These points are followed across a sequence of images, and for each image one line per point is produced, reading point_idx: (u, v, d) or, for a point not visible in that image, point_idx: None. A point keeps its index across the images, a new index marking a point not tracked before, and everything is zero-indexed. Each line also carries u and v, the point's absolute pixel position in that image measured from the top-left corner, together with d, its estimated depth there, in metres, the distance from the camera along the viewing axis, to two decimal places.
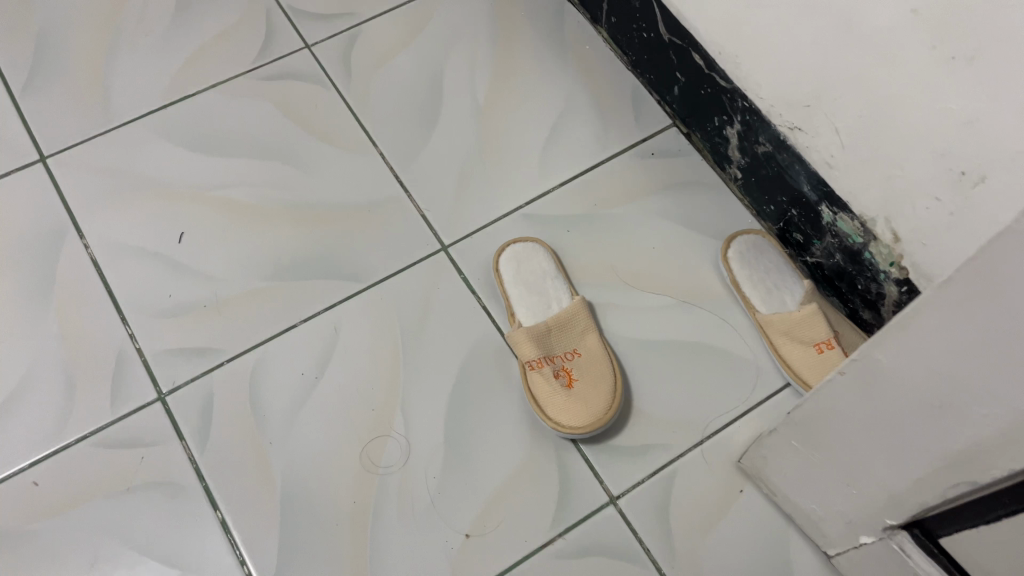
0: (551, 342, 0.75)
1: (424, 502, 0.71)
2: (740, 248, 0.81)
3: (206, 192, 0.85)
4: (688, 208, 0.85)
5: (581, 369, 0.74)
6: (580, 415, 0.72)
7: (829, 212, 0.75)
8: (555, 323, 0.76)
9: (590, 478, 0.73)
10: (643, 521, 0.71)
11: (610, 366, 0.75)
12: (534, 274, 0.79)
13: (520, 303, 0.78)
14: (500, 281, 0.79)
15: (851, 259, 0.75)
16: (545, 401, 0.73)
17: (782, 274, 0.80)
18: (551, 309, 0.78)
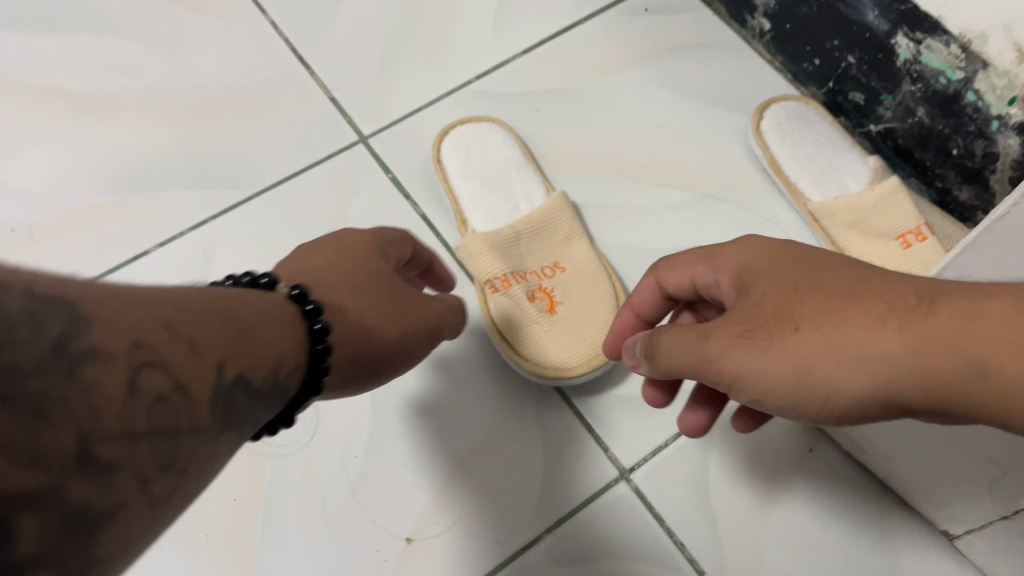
0: (521, 252, 0.52)
1: (340, 495, 0.48)
2: (777, 118, 0.58)
3: (21, 79, 0.60)
4: (699, 75, 0.62)
5: (566, 289, 0.51)
6: (568, 353, 0.49)
7: (907, 45, 0.51)
8: (526, 227, 0.52)
9: (590, 444, 0.50)
10: (671, 502, 0.48)
11: (608, 284, 0.52)
12: (491, 164, 0.56)
13: (472, 202, 0.54)
14: (443, 175, 0.55)
15: (943, 109, 0.52)
16: (515, 336, 0.50)
17: (838, 147, 0.57)
18: (518, 210, 0.54)
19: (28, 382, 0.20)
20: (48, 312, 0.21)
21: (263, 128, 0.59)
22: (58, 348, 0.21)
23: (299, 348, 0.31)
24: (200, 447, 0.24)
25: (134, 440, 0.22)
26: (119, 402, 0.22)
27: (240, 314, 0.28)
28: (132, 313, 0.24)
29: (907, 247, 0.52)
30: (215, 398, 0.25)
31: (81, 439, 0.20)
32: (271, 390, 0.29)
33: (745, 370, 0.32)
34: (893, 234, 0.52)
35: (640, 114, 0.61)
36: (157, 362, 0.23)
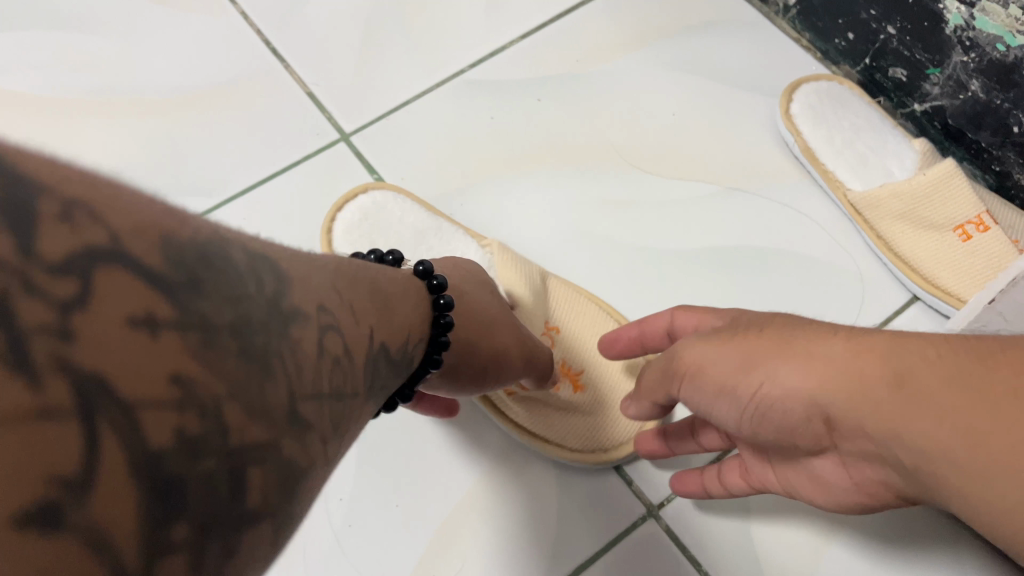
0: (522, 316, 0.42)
1: (326, 542, 0.42)
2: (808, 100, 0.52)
3: None
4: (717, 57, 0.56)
5: (583, 354, 0.44)
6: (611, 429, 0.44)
7: (959, 9, 0.45)
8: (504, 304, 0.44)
9: (613, 477, 0.44)
10: (707, 542, 0.42)
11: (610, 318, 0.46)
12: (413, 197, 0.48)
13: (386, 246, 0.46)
14: None
15: (1002, 80, 0.45)
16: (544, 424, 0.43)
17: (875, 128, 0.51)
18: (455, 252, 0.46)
19: (258, 334, 0.17)
20: (261, 265, 0.19)
21: (234, 129, 0.53)
22: (273, 302, 0.18)
23: (413, 333, 0.28)
24: (355, 417, 0.22)
25: (328, 402, 0.20)
26: (316, 362, 0.19)
27: (376, 284, 0.26)
28: (314, 273, 0.21)
29: (965, 241, 0.46)
30: (369, 363, 0.23)
31: (291, 399, 0.18)
32: (399, 366, 0.27)
33: (700, 359, 0.32)
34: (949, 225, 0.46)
35: (653, 100, 0.54)
36: (337, 324, 0.21)
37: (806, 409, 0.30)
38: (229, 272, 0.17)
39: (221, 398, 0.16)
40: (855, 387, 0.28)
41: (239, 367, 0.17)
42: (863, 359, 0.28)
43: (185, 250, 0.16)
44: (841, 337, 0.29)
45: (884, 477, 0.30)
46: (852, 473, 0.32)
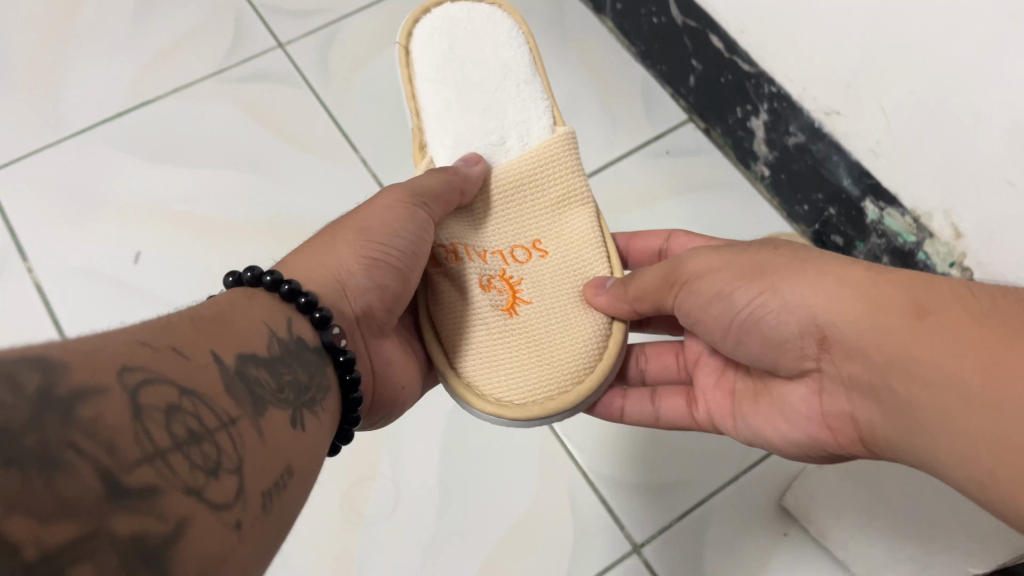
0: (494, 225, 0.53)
1: (414, 554, 0.61)
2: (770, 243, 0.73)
3: (165, 206, 0.75)
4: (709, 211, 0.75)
5: (533, 283, 0.52)
6: (530, 376, 0.49)
7: (874, 209, 0.65)
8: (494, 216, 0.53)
9: (610, 523, 0.62)
10: (673, 571, 0.61)
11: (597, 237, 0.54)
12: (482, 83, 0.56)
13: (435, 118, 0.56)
14: None
15: (901, 260, 0.65)
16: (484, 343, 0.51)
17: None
18: (505, 141, 0.55)
19: (25, 437, 0.22)
20: (21, 371, 0.23)
21: None
22: (41, 398, 0.23)
23: (262, 326, 0.36)
24: (248, 435, 0.30)
25: (179, 454, 0.26)
26: (131, 427, 0.25)
27: (202, 322, 0.33)
28: (109, 348, 0.27)
29: None
30: (224, 382, 0.31)
31: (105, 474, 0.23)
32: (287, 357, 0.37)
33: (702, 266, 0.48)
34: None
35: None
36: (152, 379, 0.27)
37: (801, 323, 0.43)
38: None
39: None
40: (860, 315, 0.39)
41: (10, 482, 0.21)
42: (876, 288, 0.39)
43: None
44: (856, 267, 0.41)
45: (854, 408, 0.42)
46: (823, 400, 0.45)
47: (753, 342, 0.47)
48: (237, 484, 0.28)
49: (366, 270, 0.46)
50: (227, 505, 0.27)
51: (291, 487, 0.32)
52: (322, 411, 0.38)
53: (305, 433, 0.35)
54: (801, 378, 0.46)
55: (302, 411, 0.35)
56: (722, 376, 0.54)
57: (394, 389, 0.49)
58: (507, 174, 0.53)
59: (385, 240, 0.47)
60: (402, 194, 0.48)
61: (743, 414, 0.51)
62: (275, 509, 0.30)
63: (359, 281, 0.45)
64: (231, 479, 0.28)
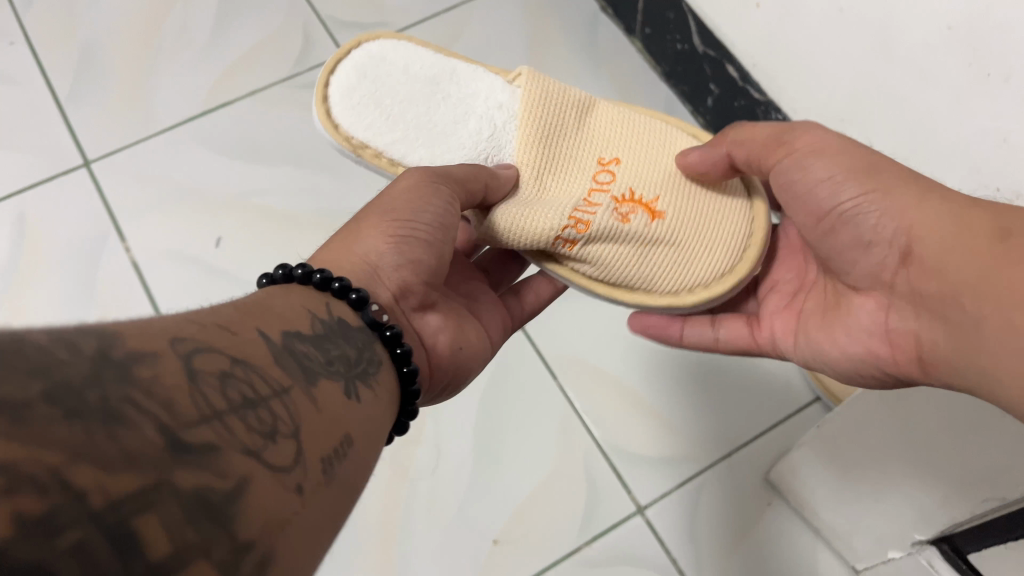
0: (550, 177, 0.55)
1: (451, 506, 0.72)
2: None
3: (243, 198, 0.85)
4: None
5: (642, 183, 0.54)
6: (679, 272, 0.54)
7: None
8: (538, 163, 0.55)
9: (619, 488, 0.73)
10: (670, 531, 0.72)
11: (635, 123, 0.57)
12: (433, 92, 0.58)
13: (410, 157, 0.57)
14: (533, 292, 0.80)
15: None
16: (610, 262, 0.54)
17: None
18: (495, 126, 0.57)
19: (86, 393, 0.22)
20: (79, 337, 0.23)
21: None
22: (100, 358, 0.23)
23: (307, 312, 0.38)
24: (301, 402, 0.31)
25: (235, 416, 0.26)
26: (189, 386, 0.25)
27: (251, 308, 0.35)
28: (161, 324, 0.28)
29: None
30: (292, 355, 0.33)
31: (165, 429, 0.23)
32: (333, 336, 0.38)
33: (814, 143, 0.49)
34: None
35: None
36: (203, 348, 0.28)
37: (896, 232, 0.45)
38: (52, 357, 0.22)
39: (63, 464, 0.20)
40: (953, 233, 0.42)
41: (74, 432, 0.21)
42: (973, 214, 0.42)
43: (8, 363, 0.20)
44: (953, 194, 0.44)
45: (915, 326, 0.45)
46: (887, 316, 0.48)
47: (840, 239, 0.48)
48: (295, 449, 0.28)
49: (395, 247, 0.47)
50: (287, 468, 0.27)
51: (350, 455, 0.32)
52: (377, 384, 0.39)
53: (361, 403, 0.36)
54: (869, 292, 0.49)
55: (353, 382, 0.36)
56: (793, 301, 0.57)
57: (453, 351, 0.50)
58: (524, 137, 0.56)
59: (413, 215, 0.48)
60: (422, 171, 0.49)
61: (811, 322, 0.54)
62: (335, 475, 0.30)
63: (389, 257, 0.47)
64: (288, 443, 0.28)
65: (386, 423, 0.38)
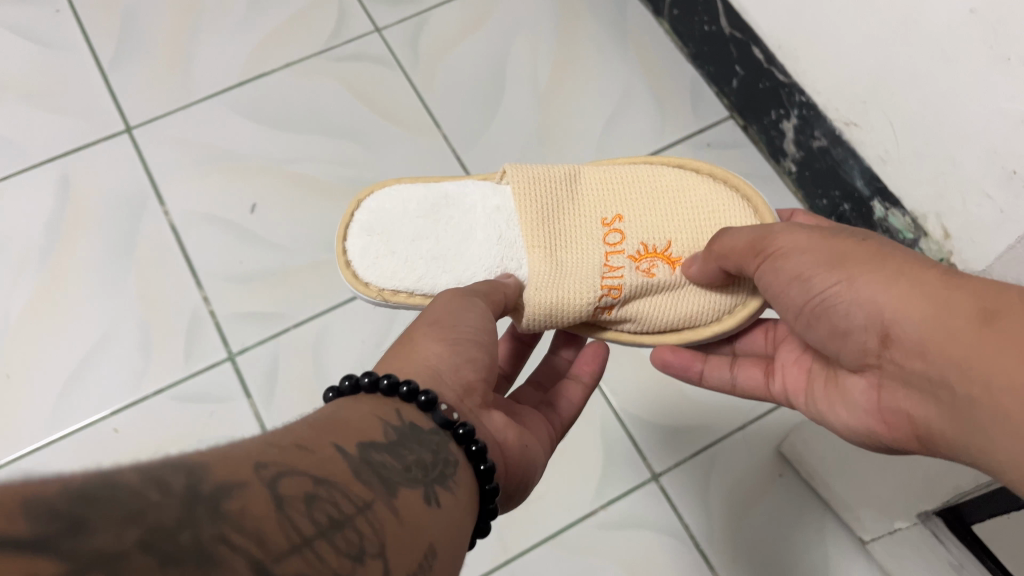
0: (561, 250, 0.59)
1: None
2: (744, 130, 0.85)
3: (277, 166, 0.88)
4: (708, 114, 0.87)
5: (653, 234, 0.59)
6: (677, 318, 0.58)
7: (881, 209, 0.76)
8: (546, 239, 0.59)
9: (635, 455, 0.75)
10: (683, 498, 0.74)
11: (621, 172, 0.62)
12: (435, 224, 0.60)
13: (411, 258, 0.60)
14: None
15: None
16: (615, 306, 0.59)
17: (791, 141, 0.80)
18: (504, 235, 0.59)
19: (181, 533, 0.22)
20: (169, 475, 0.24)
21: None
22: (190, 496, 0.24)
23: (376, 419, 0.38)
24: (384, 515, 0.31)
25: (323, 541, 0.26)
26: (276, 517, 0.26)
27: (323, 424, 0.35)
28: (242, 453, 0.28)
29: None
30: (369, 464, 0.33)
31: (258, 566, 0.24)
32: (406, 441, 0.38)
33: (789, 244, 0.49)
34: None
35: None
36: (286, 472, 0.28)
37: (868, 317, 0.44)
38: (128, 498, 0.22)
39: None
40: (927, 317, 0.41)
41: None
42: (948, 293, 0.41)
43: (62, 507, 0.21)
44: (928, 271, 0.43)
45: (911, 408, 0.44)
46: (879, 396, 0.47)
47: (821, 328, 0.49)
48: (384, 568, 0.28)
49: (451, 350, 0.48)
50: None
51: (437, 567, 0.32)
52: (456, 486, 0.39)
53: (441, 508, 0.36)
54: (861, 371, 0.48)
55: (432, 488, 0.36)
56: (801, 355, 0.55)
57: (520, 449, 0.49)
58: (524, 222, 0.59)
59: (459, 324, 0.49)
60: (454, 291, 0.52)
61: (816, 394, 0.53)
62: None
63: (446, 363, 0.46)
64: (377, 562, 0.28)
65: (466, 528, 0.38)
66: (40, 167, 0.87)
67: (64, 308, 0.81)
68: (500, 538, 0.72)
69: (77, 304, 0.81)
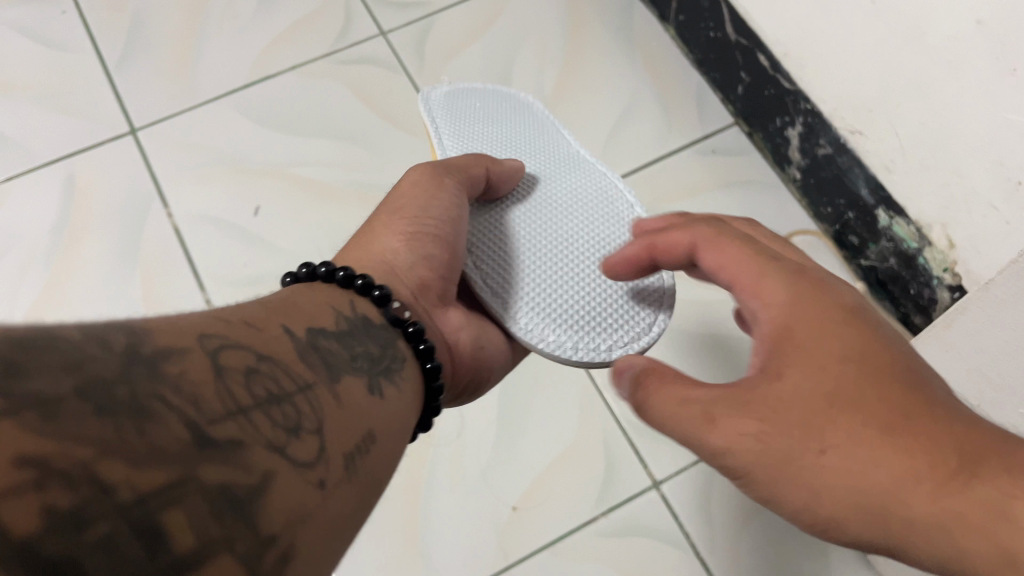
0: None
1: (474, 472, 0.75)
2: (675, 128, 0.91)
3: (282, 169, 0.88)
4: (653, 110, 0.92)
5: None
6: None
7: (886, 217, 0.76)
8: None
9: (636, 462, 0.75)
10: (684, 506, 0.74)
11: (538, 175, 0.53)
12: None
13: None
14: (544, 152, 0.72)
15: (905, 261, 0.76)
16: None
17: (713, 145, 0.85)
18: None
19: (117, 388, 0.25)
20: (112, 335, 0.27)
21: None
22: (130, 354, 0.27)
23: (331, 306, 0.43)
24: (324, 397, 0.34)
25: (260, 412, 0.29)
26: (216, 385, 0.28)
27: (277, 305, 0.39)
28: (190, 323, 0.31)
29: None
30: (310, 347, 0.37)
31: (191, 425, 0.26)
32: (357, 332, 0.43)
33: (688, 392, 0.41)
34: None
35: None
36: (228, 345, 0.31)
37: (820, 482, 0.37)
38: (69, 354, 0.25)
39: (91, 458, 0.23)
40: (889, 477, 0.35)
41: (105, 427, 0.24)
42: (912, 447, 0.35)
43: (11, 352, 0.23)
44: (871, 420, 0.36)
45: None
46: None
47: None
48: (318, 445, 0.31)
49: (408, 245, 0.53)
50: (309, 462, 0.30)
51: (374, 450, 0.36)
52: (402, 381, 0.43)
53: (384, 398, 0.40)
54: None
55: (378, 378, 0.40)
56: None
57: (472, 353, 0.55)
58: None
59: (424, 215, 0.53)
60: (421, 175, 0.55)
61: None
62: (357, 469, 0.33)
63: (404, 262, 0.52)
64: (311, 438, 0.31)
65: (410, 420, 0.42)
66: (44, 168, 0.87)
67: (67, 309, 0.81)
68: (500, 544, 0.72)
69: (80, 305, 0.81)
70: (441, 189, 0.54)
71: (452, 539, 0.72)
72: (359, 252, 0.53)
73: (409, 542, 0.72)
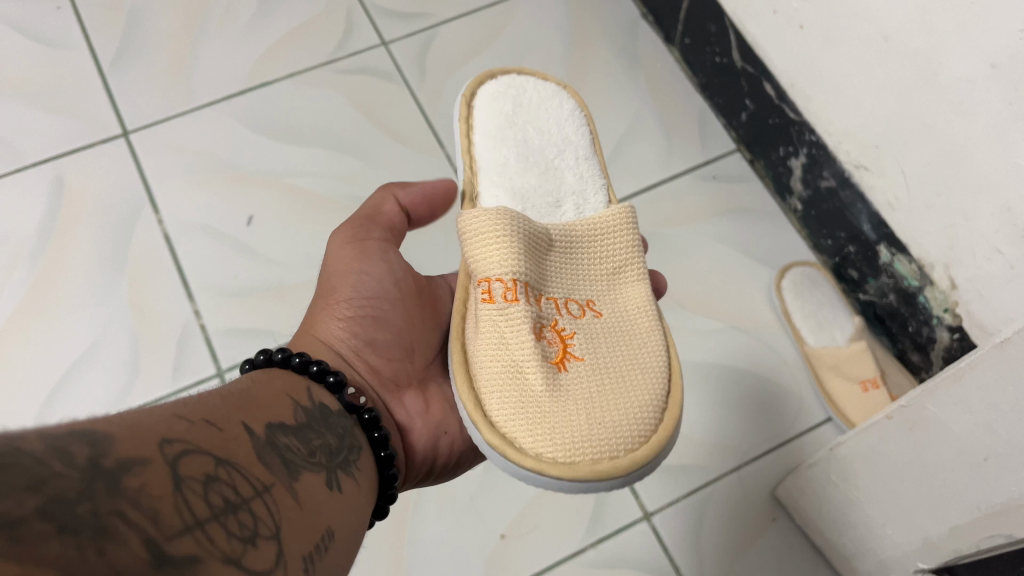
0: (535, 265, 0.50)
1: (462, 498, 0.73)
2: (539, 83, 0.65)
3: (278, 178, 0.86)
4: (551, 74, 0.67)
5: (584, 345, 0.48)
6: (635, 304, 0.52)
7: (887, 253, 0.75)
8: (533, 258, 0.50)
9: (627, 493, 0.74)
10: (674, 539, 0.73)
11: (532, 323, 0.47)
12: (512, 174, 0.57)
13: (497, 130, 0.60)
14: (464, 133, 0.60)
15: (905, 298, 0.76)
16: (645, 337, 0.49)
17: (575, 132, 0.62)
18: (561, 203, 0.56)
19: (79, 506, 0.23)
20: (73, 446, 0.25)
21: None
22: (92, 469, 0.25)
23: (289, 398, 0.41)
24: (282, 498, 0.33)
25: (218, 524, 0.27)
26: (174, 496, 0.27)
27: (237, 395, 0.37)
28: (150, 423, 0.29)
29: (864, 391, 0.78)
30: (273, 447, 0.35)
31: (150, 543, 0.25)
32: (316, 426, 0.41)
33: None
34: (857, 380, 0.79)
35: (701, 258, 0.85)
36: (190, 449, 0.29)
37: None
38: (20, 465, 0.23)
39: None
40: None
41: (65, 546, 0.22)
42: None
43: None
44: None
45: None
46: None
47: None
48: (277, 549, 0.30)
49: (350, 329, 0.52)
50: (268, 570, 0.28)
51: (330, 549, 0.34)
52: (357, 473, 0.42)
53: (340, 495, 0.38)
54: None
55: (334, 474, 0.39)
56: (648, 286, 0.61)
57: (432, 440, 0.54)
58: (501, 257, 0.49)
59: (355, 292, 0.53)
60: (363, 249, 0.54)
61: None
62: (316, 569, 0.32)
63: (348, 342, 0.52)
64: (270, 545, 0.29)
65: (365, 512, 0.41)
66: (31, 169, 0.85)
67: (49, 316, 0.78)
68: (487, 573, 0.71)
69: (63, 312, 0.79)
70: (362, 252, 0.54)
71: (437, 567, 0.71)
72: (305, 341, 0.51)
73: (395, 569, 0.71)
